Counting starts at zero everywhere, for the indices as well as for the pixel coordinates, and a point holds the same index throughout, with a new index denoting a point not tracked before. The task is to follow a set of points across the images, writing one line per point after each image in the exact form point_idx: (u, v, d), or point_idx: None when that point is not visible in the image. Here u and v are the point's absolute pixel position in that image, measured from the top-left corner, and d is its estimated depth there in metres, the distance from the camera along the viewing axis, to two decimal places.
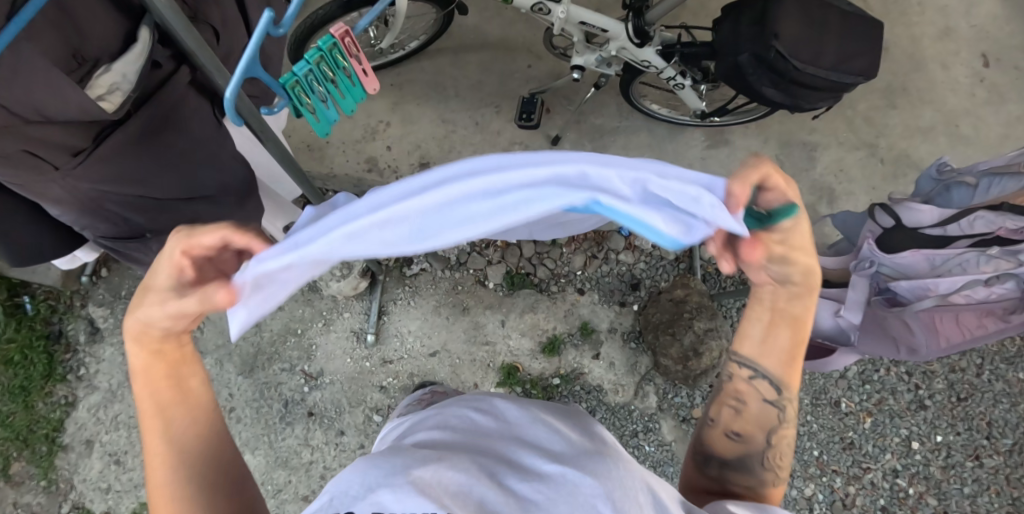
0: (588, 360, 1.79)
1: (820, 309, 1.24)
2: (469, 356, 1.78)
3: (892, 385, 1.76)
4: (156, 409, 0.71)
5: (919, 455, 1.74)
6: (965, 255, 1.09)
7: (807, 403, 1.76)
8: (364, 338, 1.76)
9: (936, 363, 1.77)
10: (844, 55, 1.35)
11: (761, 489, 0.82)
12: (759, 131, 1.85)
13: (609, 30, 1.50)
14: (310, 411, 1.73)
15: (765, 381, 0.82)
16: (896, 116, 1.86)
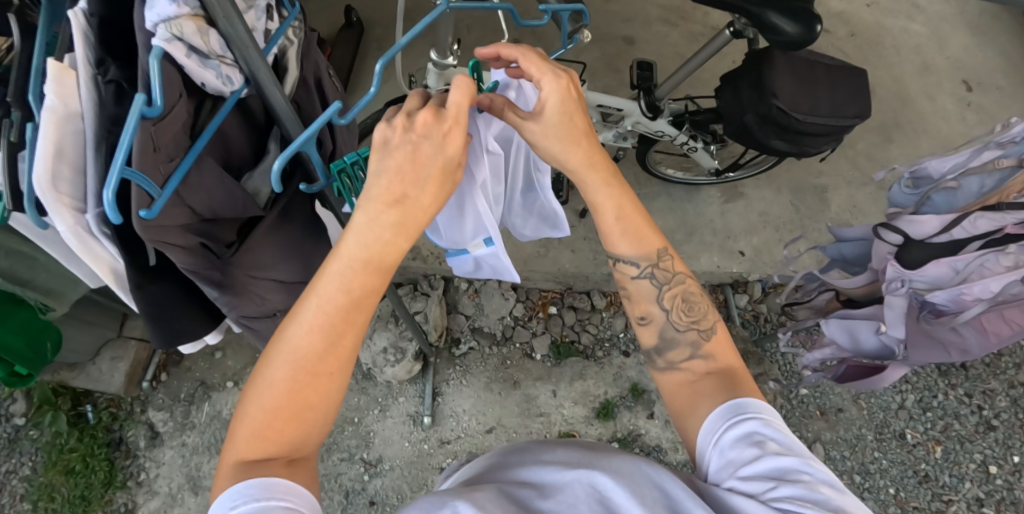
0: (644, 420, 1.80)
1: (859, 328, 1.24)
2: (525, 428, 1.79)
3: (954, 409, 1.79)
4: (302, 366, 0.70)
5: (999, 480, 1.74)
6: (985, 256, 1.08)
7: (871, 439, 1.75)
8: (421, 421, 1.79)
9: (993, 381, 1.82)
10: (837, 102, 1.49)
11: (712, 359, 0.87)
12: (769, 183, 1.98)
13: (623, 109, 1.62)
14: (372, 500, 1.72)
15: (648, 274, 0.90)
16: (895, 149, 2.00)
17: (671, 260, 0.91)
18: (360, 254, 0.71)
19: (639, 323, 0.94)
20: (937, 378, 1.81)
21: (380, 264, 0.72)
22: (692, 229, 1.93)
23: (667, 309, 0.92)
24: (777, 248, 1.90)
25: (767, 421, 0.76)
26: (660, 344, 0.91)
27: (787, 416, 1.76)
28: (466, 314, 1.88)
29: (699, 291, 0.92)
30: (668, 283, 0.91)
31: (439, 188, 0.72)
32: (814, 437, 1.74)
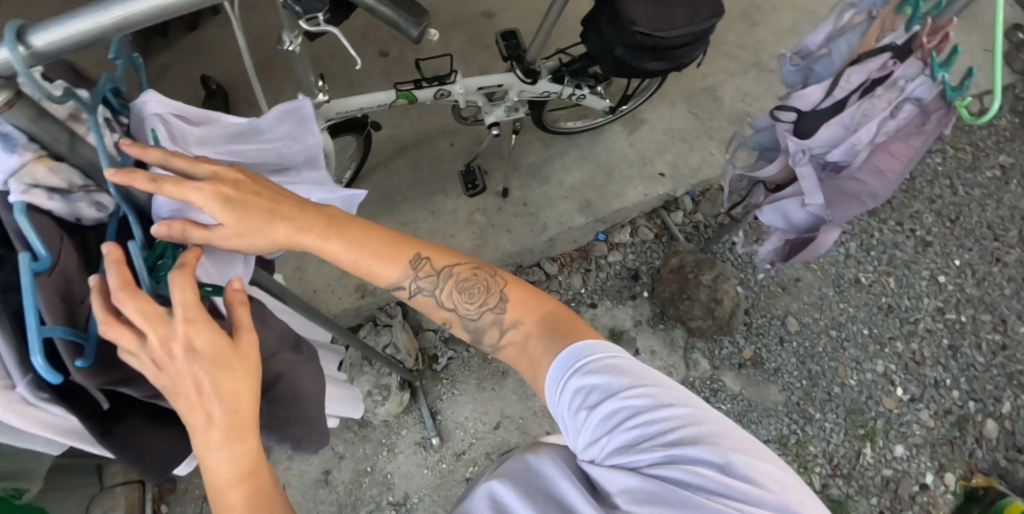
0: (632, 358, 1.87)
1: (788, 206, 1.24)
2: (529, 410, 1.83)
3: (893, 239, 2.08)
4: None
5: (950, 285, 2.03)
6: (862, 105, 1.06)
7: (833, 294, 1.99)
8: (431, 444, 1.79)
9: (917, 203, 2.14)
10: (693, 9, 1.53)
11: (519, 324, 0.86)
12: (664, 99, 2.07)
13: (504, 84, 1.63)
14: None
15: (416, 288, 0.87)
16: (761, 30, 2.13)
17: (428, 259, 0.87)
18: (219, 485, 0.67)
19: (445, 323, 0.95)
20: (870, 219, 2.10)
21: (252, 466, 0.68)
22: (610, 170, 2.00)
23: (454, 305, 0.90)
24: (691, 156, 2.01)
25: (586, 369, 0.75)
26: (475, 335, 0.90)
27: (755, 303, 1.96)
28: (433, 328, 1.89)
29: (470, 271, 0.89)
30: (435, 282, 0.88)
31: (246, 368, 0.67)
32: (785, 312, 1.96)
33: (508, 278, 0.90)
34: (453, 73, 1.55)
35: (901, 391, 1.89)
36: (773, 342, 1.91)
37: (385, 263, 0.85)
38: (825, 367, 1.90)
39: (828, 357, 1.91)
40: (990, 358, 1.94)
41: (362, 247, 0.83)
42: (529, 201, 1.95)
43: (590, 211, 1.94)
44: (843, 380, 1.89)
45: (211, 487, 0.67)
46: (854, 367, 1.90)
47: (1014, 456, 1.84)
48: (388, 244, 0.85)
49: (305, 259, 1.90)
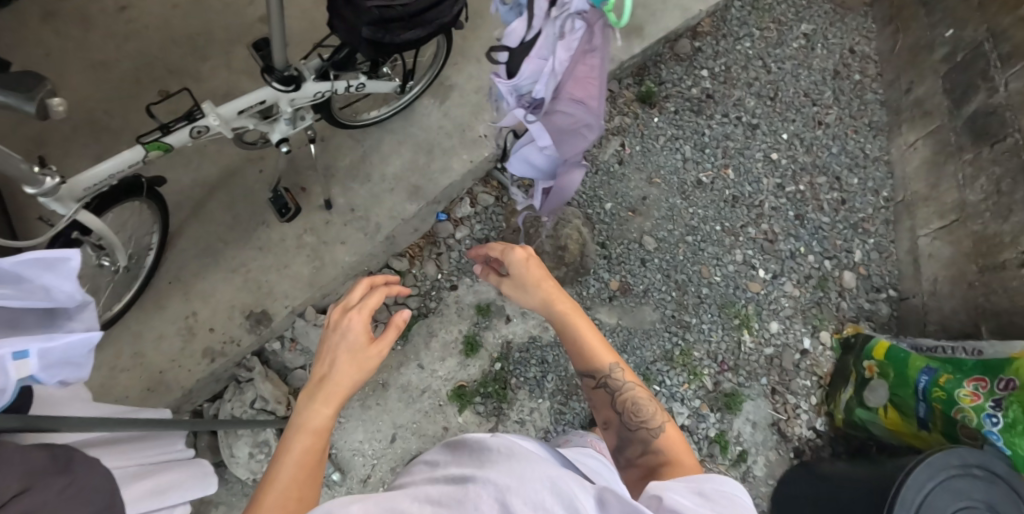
0: (506, 327, 1.85)
1: (526, 154, 1.18)
2: (421, 413, 1.78)
3: (723, 131, 2.13)
4: None
5: (783, 160, 2.11)
6: (547, 32, 1.03)
7: (681, 201, 2.01)
8: (332, 481, 1.72)
9: (737, 90, 2.21)
10: None
11: (659, 453, 1.06)
12: (468, 59, 2.04)
13: (265, 100, 1.48)
14: None
15: (609, 380, 1.16)
16: None
17: (620, 368, 1.16)
18: (307, 429, 0.94)
19: (600, 424, 1.18)
20: (696, 117, 2.15)
21: (301, 492, 0.89)
22: (431, 147, 1.92)
23: (621, 413, 1.14)
24: None
25: (708, 487, 0.77)
26: (624, 440, 1.12)
27: (610, 233, 1.95)
28: (299, 365, 1.80)
29: (646, 397, 1.14)
30: (620, 388, 1.15)
31: (354, 372, 1.00)
32: (640, 232, 1.96)
33: (668, 418, 1.12)
34: (198, 106, 1.40)
35: (763, 272, 1.95)
36: (636, 265, 1.92)
37: (560, 302, 1.16)
38: (690, 271, 1.93)
39: (692, 262, 1.94)
40: (833, 215, 2.05)
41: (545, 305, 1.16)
42: (357, 205, 1.85)
43: (421, 197, 1.86)
44: (709, 281, 1.93)
45: (267, 482, 0.89)
46: (716, 264, 1.95)
47: (874, 297, 1.96)
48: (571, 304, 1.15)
49: (136, 339, 1.71)
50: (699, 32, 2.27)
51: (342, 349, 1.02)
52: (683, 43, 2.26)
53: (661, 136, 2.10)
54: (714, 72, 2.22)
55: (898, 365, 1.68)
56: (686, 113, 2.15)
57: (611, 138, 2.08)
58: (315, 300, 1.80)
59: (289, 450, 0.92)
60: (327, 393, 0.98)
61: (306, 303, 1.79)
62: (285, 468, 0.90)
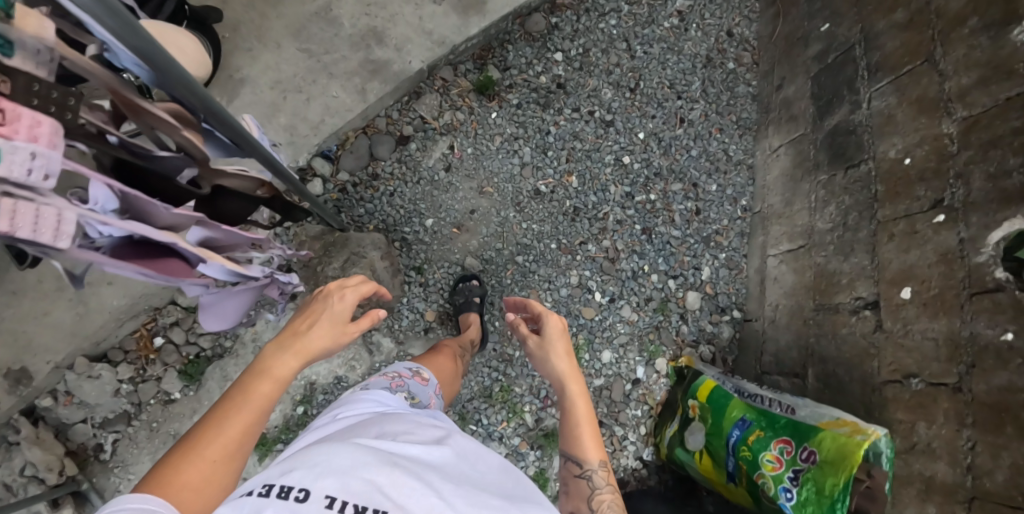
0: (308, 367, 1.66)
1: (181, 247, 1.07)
2: None
3: (572, 129, 1.88)
4: (244, 433, 0.86)
5: (635, 165, 1.88)
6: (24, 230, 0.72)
7: (514, 215, 1.79)
8: None
9: (592, 79, 1.93)
10: None
11: None
12: (265, 44, 1.72)
13: None
14: None
15: (588, 475, 1.05)
16: None
17: (608, 469, 1.06)
18: (269, 374, 0.92)
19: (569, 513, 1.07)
20: (542, 112, 1.88)
21: (266, 403, 0.90)
22: None
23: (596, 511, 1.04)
24: (308, 109, 1.71)
25: None
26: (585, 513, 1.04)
27: (428, 256, 1.75)
28: (75, 418, 1.62)
29: (611, 498, 1.06)
30: (603, 486, 1.05)
31: (331, 330, 1.02)
32: (464, 254, 1.76)
33: None
34: None
35: (599, 296, 1.79)
36: (458, 293, 1.74)
37: (572, 382, 1.12)
38: (517, 297, 1.76)
39: (521, 286, 1.77)
40: (684, 228, 1.87)
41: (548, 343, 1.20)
42: None
43: None
44: (538, 308, 1.76)
45: (262, 370, 0.92)
46: (548, 289, 1.77)
47: (717, 319, 1.84)
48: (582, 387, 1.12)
49: None
50: (556, 4, 1.96)
51: (325, 317, 1.03)
52: (537, 18, 1.95)
53: (496, 136, 1.84)
54: (569, 55, 1.94)
55: (717, 411, 1.58)
56: (529, 107, 1.87)
57: (439, 139, 1.81)
58: (86, 346, 1.60)
59: (254, 393, 0.89)
60: (328, 321, 1.02)
61: (76, 351, 1.59)
62: (281, 367, 0.93)
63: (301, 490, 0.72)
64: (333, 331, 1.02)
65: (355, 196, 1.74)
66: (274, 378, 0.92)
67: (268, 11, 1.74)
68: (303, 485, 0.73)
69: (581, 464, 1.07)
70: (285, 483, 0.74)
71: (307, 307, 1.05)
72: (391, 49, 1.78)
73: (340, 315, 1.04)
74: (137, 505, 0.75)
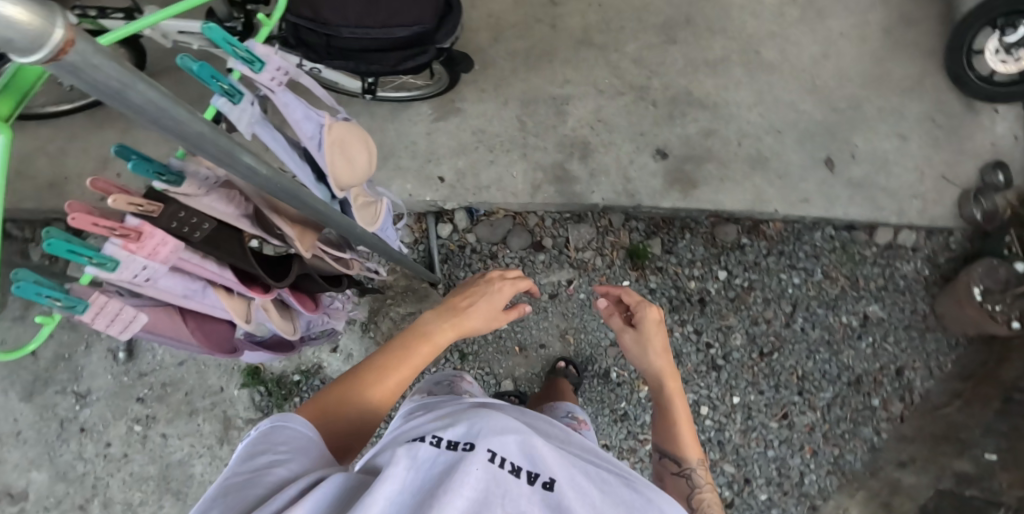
0: (325, 354, 1.89)
1: None
2: (213, 361, 1.89)
3: (679, 347, 1.81)
4: (392, 371, 0.96)
5: (709, 420, 1.79)
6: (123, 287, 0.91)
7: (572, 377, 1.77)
8: (118, 357, 1.87)
9: (733, 317, 1.83)
10: None
11: None
12: (496, 94, 1.82)
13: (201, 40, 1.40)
14: (82, 427, 1.85)
15: (687, 474, 1.05)
16: (674, 52, 1.86)
17: (704, 471, 1.06)
18: (423, 336, 1.01)
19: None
20: (667, 313, 1.82)
21: (416, 362, 0.99)
22: (388, 154, 1.79)
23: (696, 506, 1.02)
24: (484, 171, 1.79)
25: None
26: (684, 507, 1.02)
27: (479, 352, 1.78)
28: None
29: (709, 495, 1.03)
30: (701, 486, 1.03)
31: (485, 314, 1.09)
32: (507, 373, 1.78)
33: None
34: None
35: None
36: None
37: (670, 397, 1.10)
38: None
39: None
40: None
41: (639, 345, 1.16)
42: None
43: None
44: None
45: (416, 330, 1.02)
46: None
47: None
48: (678, 387, 1.11)
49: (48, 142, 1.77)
50: (758, 227, 1.85)
51: (493, 303, 1.10)
52: (733, 228, 1.86)
53: None
54: (732, 282, 1.84)
55: None
56: (660, 301, 1.83)
57: (565, 268, 1.82)
58: None
59: (411, 350, 0.99)
60: (476, 308, 1.08)
61: None
62: (433, 332, 1.02)
63: (470, 443, 0.69)
64: (490, 303, 1.10)
65: (467, 260, 1.81)
66: (430, 343, 1.01)
67: (521, 70, 1.84)
68: (466, 439, 0.70)
69: (679, 459, 1.06)
70: (449, 438, 0.71)
71: (470, 287, 1.12)
72: (586, 169, 1.81)
73: (490, 305, 1.10)
74: (300, 427, 0.78)
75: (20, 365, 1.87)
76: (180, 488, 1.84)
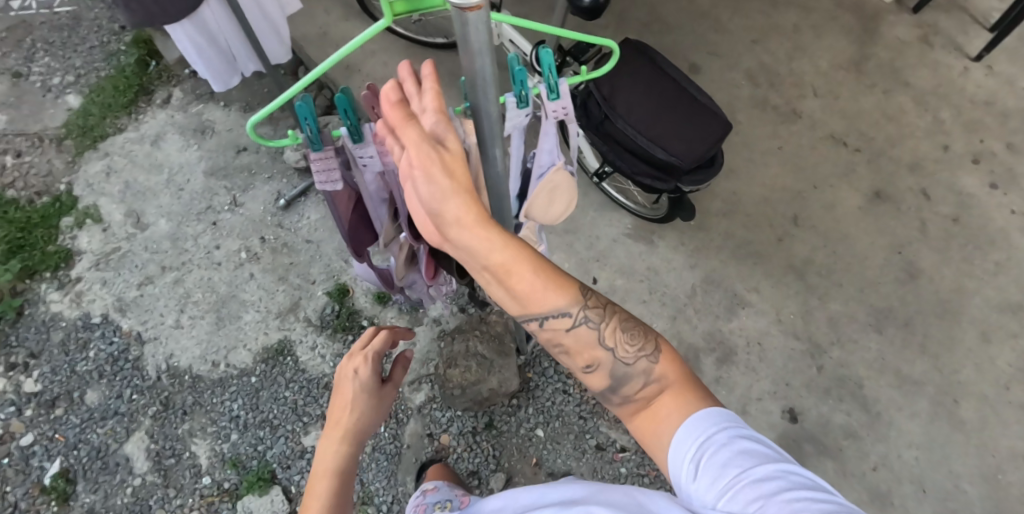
0: (398, 327, 1.88)
1: None
2: (327, 260, 1.99)
3: None
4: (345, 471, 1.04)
5: None
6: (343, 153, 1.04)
7: None
8: (278, 202, 2.09)
9: None
10: (649, 119, 1.36)
11: (665, 378, 0.90)
12: (689, 256, 1.98)
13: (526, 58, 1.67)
14: (218, 221, 2.11)
15: (583, 319, 0.88)
16: (874, 340, 1.91)
17: (589, 294, 0.88)
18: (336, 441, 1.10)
19: (587, 372, 0.92)
20: None
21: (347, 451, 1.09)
22: (574, 230, 1.99)
23: (610, 348, 0.90)
24: (630, 303, 1.91)
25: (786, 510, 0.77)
26: (615, 382, 0.91)
27: (504, 434, 1.74)
28: None
29: (635, 343, 0.91)
30: (600, 319, 0.89)
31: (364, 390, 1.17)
32: (510, 472, 1.71)
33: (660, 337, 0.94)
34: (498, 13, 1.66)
35: None
36: (465, 465, 1.71)
37: (489, 239, 0.75)
38: None
39: None
40: None
41: (447, 189, 0.71)
42: None
43: None
44: None
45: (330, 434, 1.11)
46: None
47: None
48: (488, 219, 0.74)
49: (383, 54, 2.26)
50: None
51: (354, 392, 1.17)
52: None
53: None
54: None
55: None
56: None
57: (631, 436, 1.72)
58: None
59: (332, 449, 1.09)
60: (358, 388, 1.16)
61: None
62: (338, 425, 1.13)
63: None
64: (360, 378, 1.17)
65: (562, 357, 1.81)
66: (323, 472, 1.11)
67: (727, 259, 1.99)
68: None
69: (567, 350, 0.90)
70: None
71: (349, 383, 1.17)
72: (716, 372, 1.86)
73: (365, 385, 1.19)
74: None
75: (226, 157, 2.23)
76: (225, 317, 1.95)
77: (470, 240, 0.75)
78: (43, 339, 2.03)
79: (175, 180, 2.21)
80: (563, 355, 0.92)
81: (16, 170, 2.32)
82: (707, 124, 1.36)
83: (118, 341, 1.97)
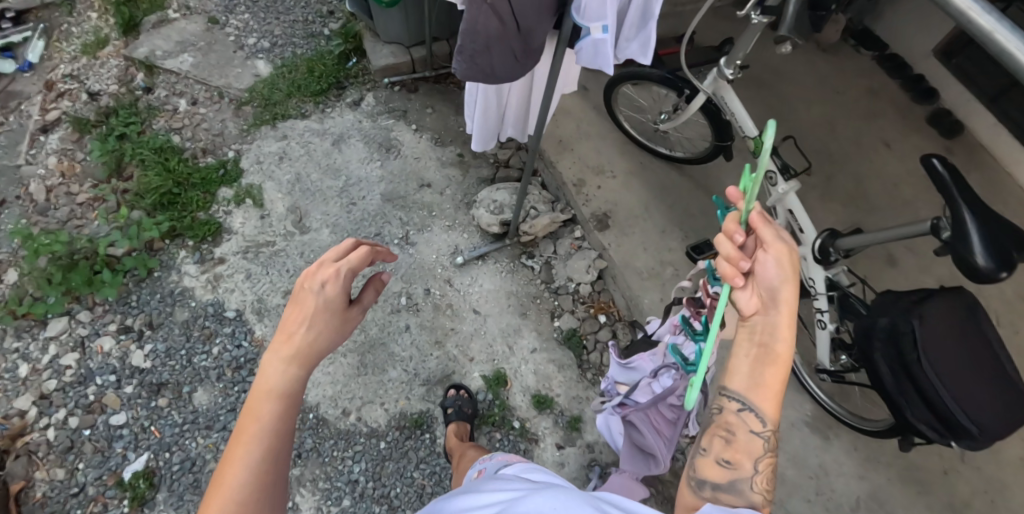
0: (551, 441, 1.74)
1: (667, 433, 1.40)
2: (491, 341, 1.85)
3: None
4: (275, 411, 0.82)
5: None
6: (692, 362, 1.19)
7: None
8: (454, 259, 1.95)
9: None
10: (967, 391, 1.24)
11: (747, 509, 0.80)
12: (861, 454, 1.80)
13: (804, 233, 1.56)
14: (382, 253, 1.95)
15: (763, 436, 0.84)
16: None
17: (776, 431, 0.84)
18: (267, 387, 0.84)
19: (718, 463, 0.84)
20: None
21: (290, 351, 0.87)
22: None
23: (756, 472, 0.83)
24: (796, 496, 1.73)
25: None
26: (723, 482, 0.82)
27: None
28: (556, 251, 1.99)
29: (762, 481, 0.82)
30: (769, 450, 0.84)
31: (320, 325, 0.91)
32: None
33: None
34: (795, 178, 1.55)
35: None
36: None
37: (783, 328, 0.84)
38: None
39: None
40: None
41: (785, 263, 0.86)
42: None
43: None
44: None
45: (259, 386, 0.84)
46: None
47: None
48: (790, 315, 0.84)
49: (598, 136, 2.13)
50: None
51: (317, 309, 0.92)
52: None
53: None
54: None
55: None
56: None
57: None
58: (611, 268, 1.93)
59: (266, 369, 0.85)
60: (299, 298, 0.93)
61: (609, 261, 1.93)
62: (268, 378, 0.85)
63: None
64: (317, 294, 0.94)
65: None
66: (265, 394, 0.83)
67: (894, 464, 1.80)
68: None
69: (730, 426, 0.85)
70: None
71: (314, 297, 0.94)
72: None
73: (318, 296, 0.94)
74: None
75: (407, 186, 2.09)
76: (369, 363, 1.78)
77: (777, 300, 0.85)
78: (165, 313, 1.85)
79: (348, 190, 2.07)
80: (712, 435, 0.86)
81: (187, 120, 2.22)
82: (1017, 399, 1.26)
83: (247, 348, 1.81)
